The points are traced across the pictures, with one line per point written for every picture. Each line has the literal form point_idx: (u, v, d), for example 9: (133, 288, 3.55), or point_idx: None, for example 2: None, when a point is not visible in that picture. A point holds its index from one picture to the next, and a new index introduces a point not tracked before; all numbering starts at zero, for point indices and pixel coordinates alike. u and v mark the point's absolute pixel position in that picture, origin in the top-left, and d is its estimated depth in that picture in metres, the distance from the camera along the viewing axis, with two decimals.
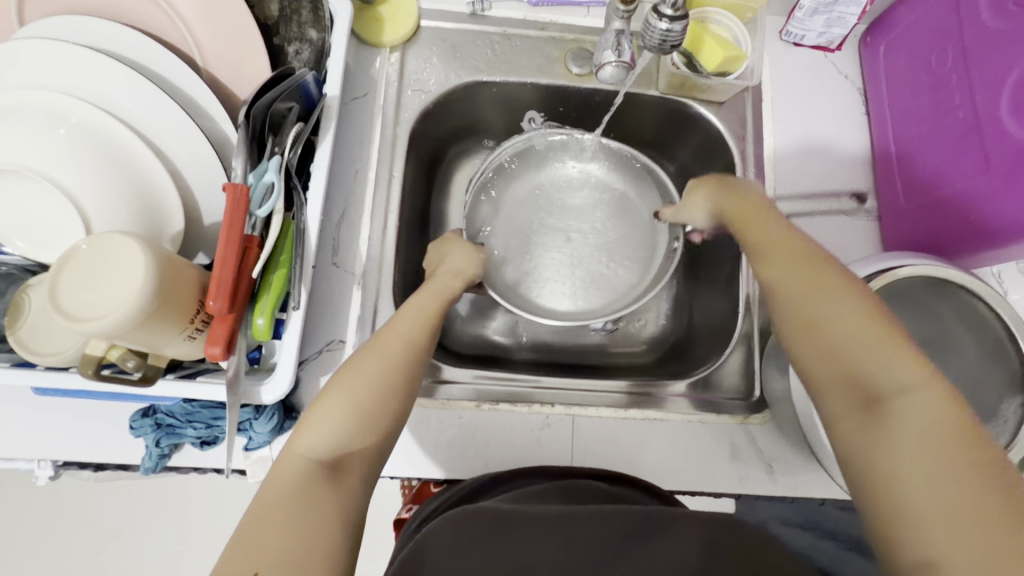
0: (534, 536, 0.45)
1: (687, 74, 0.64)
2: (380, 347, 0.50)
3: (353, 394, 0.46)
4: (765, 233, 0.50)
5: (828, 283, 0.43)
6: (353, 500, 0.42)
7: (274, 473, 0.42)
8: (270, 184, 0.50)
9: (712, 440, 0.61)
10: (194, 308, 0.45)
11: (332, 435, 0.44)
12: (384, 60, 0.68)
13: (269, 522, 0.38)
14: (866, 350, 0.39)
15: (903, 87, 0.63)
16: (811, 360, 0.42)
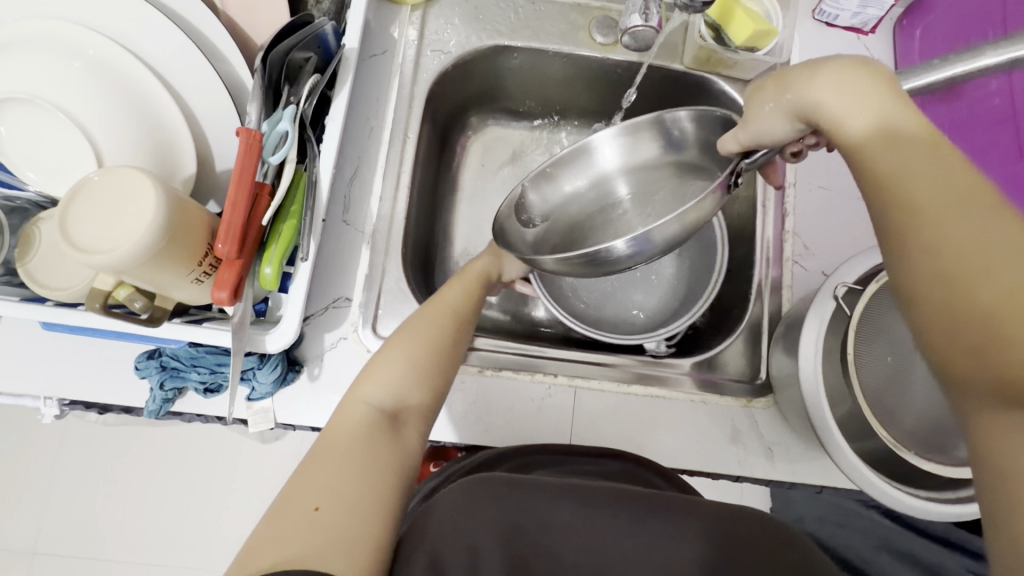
0: (549, 498, 0.45)
1: (715, 47, 0.62)
2: (435, 314, 0.51)
3: (410, 355, 0.48)
4: (901, 147, 0.33)
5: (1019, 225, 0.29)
6: (411, 452, 0.43)
7: (336, 419, 0.44)
8: (284, 132, 0.49)
9: (714, 422, 0.61)
10: (202, 250, 0.44)
11: (392, 388, 0.46)
12: (404, 19, 0.67)
13: (331, 463, 0.39)
14: None
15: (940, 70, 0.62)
16: (938, 317, 0.29)
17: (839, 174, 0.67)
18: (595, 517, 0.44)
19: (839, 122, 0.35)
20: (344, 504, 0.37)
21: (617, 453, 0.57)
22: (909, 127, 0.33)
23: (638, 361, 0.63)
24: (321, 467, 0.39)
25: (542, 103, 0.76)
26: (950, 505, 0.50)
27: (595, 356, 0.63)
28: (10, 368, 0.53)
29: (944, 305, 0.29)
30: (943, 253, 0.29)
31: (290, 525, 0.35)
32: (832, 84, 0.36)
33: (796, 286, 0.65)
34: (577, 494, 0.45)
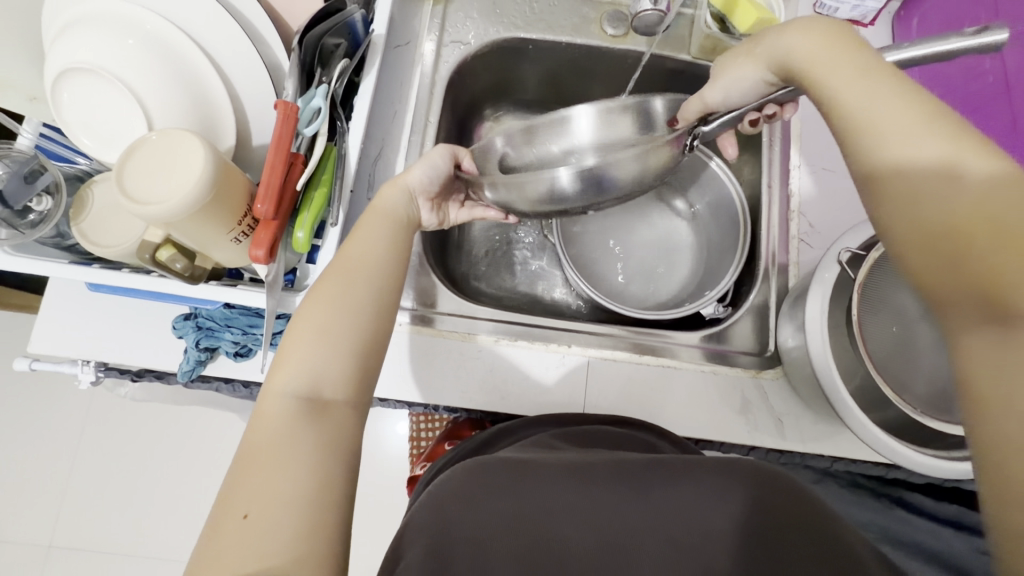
0: (547, 477, 0.45)
1: (720, 36, 0.66)
2: (337, 274, 0.47)
3: (313, 327, 0.44)
4: (863, 76, 0.38)
5: (1001, 204, 0.31)
6: (340, 429, 0.43)
7: (256, 419, 0.42)
8: (317, 108, 0.53)
9: (725, 393, 0.62)
10: (241, 211, 0.48)
11: (301, 371, 0.43)
12: (426, 13, 0.71)
13: (254, 463, 0.39)
14: (1007, 252, 0.30)
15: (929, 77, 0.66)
16: (943, 274, 0.32)
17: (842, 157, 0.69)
18: (593, 492, 0.44)
19: (807, 67, 0.41)
20: (271, 504, 0.38)
21: (628, 421, 0.59)
22: (878, 86, 0.37)
23: (631, 332, 0.65)
24: (249, 473, 0.39)
25: (555, 94, 0.80)
26: (957, 462, 0.51)
27: (606, 328, 0.66)
28: (53, 331, 0.56)
29: (928, 249, 0.33)
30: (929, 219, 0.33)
31: (224, 536, 0.36)
32: (802, 40, 0.42)
33: (802, 263, 0.67)
34: (574, 472, 0.45)
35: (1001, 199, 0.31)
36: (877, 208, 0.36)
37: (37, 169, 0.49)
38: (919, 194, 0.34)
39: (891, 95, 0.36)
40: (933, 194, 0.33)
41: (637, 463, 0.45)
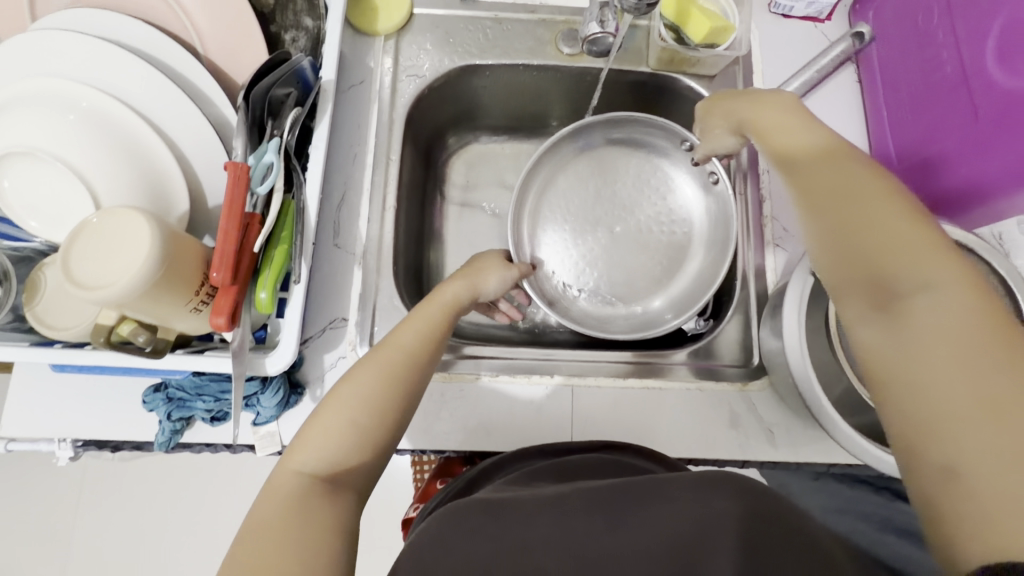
0: (531, 510, 0.44)
1: (676, 47, 0.65)
2: (379, 361, 0.50)
3: (347, 415, 0.47)
4: (785, 121, 0.48)
5: (890, 235, 0.39)
6: (349, 515, 0.44)
7: (268, 492, 0.44)
8: (269, 164, 0.52)
9: (713, 409, 0.61)
10: (198, 280, 0.46)
11: (322, 451, 0.45)
12: (379, 48, 0.69)
13: (261, 533, 0.40)
14: (902, 258, 0.38)
15: (894, 80, 0.63)
16: (856, 290, 0.40)
17: None
18: (574, 523, 0.42)
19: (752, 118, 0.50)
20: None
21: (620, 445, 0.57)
22: (797, 134, 0.47)
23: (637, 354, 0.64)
24: (255, 542, 0.40)
25: (518, 116, 0.80)
26: None
27: (590, 355, 0.65)
28: (21, 414, 0.55)
29: (839, 259, 0.41)
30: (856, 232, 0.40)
31: None
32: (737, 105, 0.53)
33: (780, 268, 0.66)
34: (554, 505, 0.44)
35: (893, 221, 0.39)
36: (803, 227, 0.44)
37: None
38: (833, 211, 0.41)
39: (808, 141, 0.46)
40: (852, 226, 0.40)
41: (612, 491, 0.43)
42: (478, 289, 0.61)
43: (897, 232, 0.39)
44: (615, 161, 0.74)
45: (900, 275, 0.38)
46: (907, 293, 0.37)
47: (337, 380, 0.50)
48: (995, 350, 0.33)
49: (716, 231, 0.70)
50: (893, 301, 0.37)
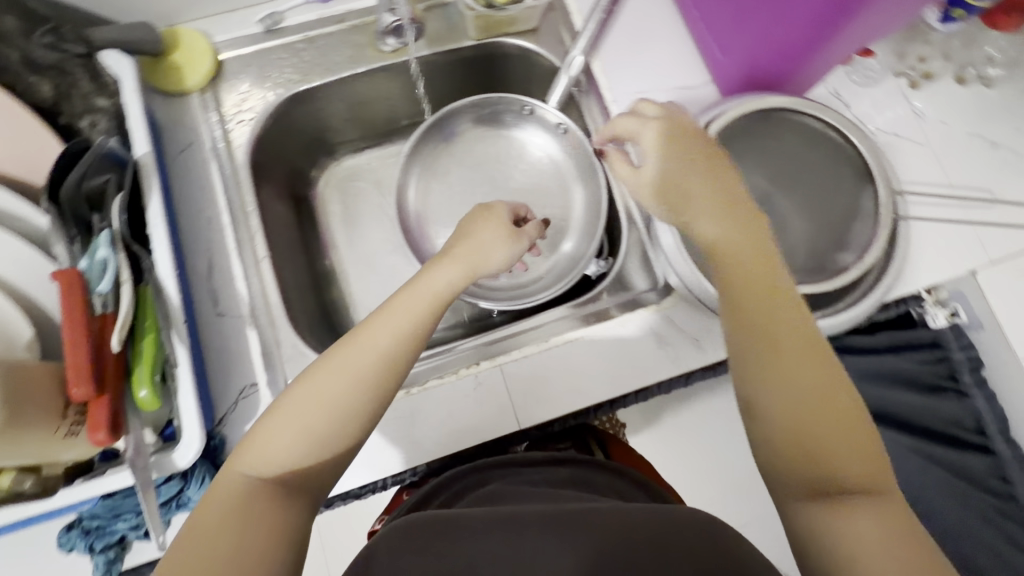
0: (475, 526, 0.39)
1: (486, 13, 0.65)
2: (347, 359, 0.43)
3: (308, 419, 0.41)
4: (729, 208, 0.44)
5: (812, 396, 0.40)
6: (299, 522, 0.40)
7: (210, 491, 0.40)
8: (105, 259, 0.49)
9: (638, 338, 0.62)
10: (61, 404, 0.43)
11: (275, 452, 0.41)
12: (196, 104, 0.66)
13: (203, 539, 0.37)
14: (828, 423, 0.39)
15: None
16: (783, 445, 0.40)
17: (654, 73, 0.69)
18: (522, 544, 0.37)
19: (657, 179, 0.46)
20: None
21: (575, 458, 0.58)
22: (716, 229, 0.43)
23: (555, 313, 0.66)
24: (193, 545, 0.37)
25: (371, 125, 0.79)
26: (843, 311, 0.54)
27: (518, 327, 0.66)
28: None
29: (785, 406, 0.40)
30: (784, 374, 0.40)
31: None
32: (691, 170, 0.45)
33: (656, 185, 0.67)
34: (502, 522, 0.39)
35: (817, 375, 0.40)
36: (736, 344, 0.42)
37: None
38: (772, 341, 0.41)
39: (745, 235, 0.43)
40: (781, 389, 0.40)
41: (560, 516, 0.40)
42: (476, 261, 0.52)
43: (819, 379, 0.40)
44: (478, 148, 0.74)
45: (828, 435, 0.39)
46: (839, 469, 0.39)
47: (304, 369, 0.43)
48: (914, 554, 0.35)
49: (585, 164, 0.71)
50: (822, 468, 0.39)
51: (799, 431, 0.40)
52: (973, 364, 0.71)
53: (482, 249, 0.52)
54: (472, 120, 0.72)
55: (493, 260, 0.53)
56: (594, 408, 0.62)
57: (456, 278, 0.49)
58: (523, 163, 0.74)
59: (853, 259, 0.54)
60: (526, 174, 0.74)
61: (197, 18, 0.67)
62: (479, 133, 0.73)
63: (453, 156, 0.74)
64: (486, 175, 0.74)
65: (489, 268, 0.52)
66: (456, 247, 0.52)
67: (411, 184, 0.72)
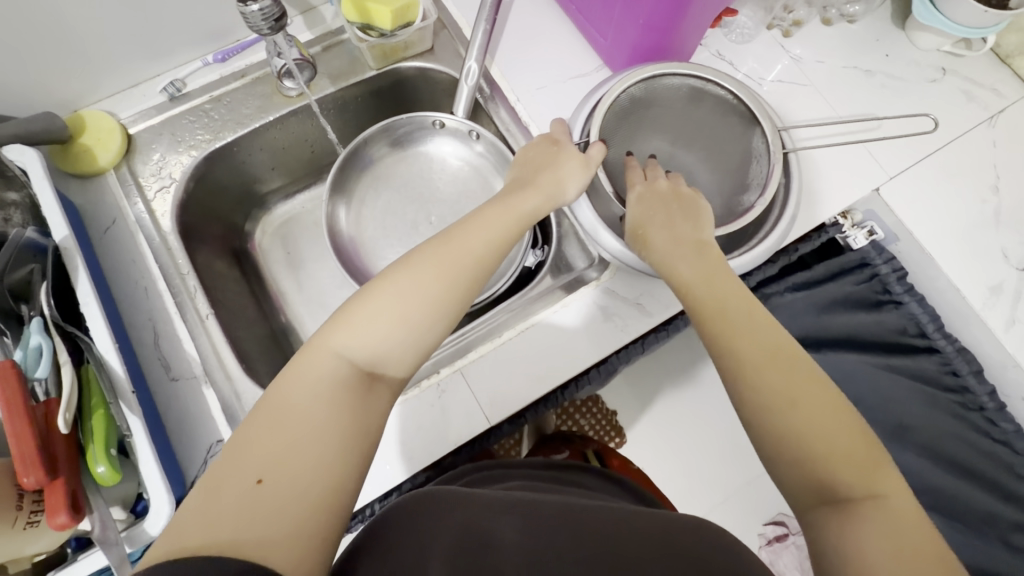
0: (491, 512, 0.45)
1: (378, 42, 0.69)
2: (436, 260, 0.48)
3: (395, 312, 0.45)
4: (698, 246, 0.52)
5: (798, 389, 0.41)
6: (375, 415, 0.43)
7: (303, 364, 0.43)
8: (39, 346, 0.49)
9: (585, 314, 0.65)
10: (15, 494, 0.43)
11: (366, 342, 0.44)
12: (114, 181, 0.67)
13: (291, 411, 0.40)
14: (823, 425, 0.40)
15: None
16: (790, 455, 0.40)
17: (548, 67, 0.72)
18: (533, 529, 0.43)
19: (642, 227, 0.55)
20: (289, 478, 0.37)
21: (575, 467, 0.64)
22: (687, 267, 0.51)
23: (506, 306, 0.70)
24: (271, 423, 0.40)
25: (298, 169, 0.81)
26: (759, 246, 0.58)
27: (476, 324, 0.69)
28: None
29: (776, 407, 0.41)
30: (770, 373, 0.42)
31: (230, 498, 0.36)
32: (656, 214, 0.55)
33: None
34: (517, 509, 0.45)
35: (805, 385, 0.41)
36: (733, 347, 0.44)
37: None
38: (769, 354, 0.43)
39: (716, 268, 0.50)
40: (767, 391, 0.41)
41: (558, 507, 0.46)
42: (555, 188, 0.56)
43: (800, 380, 0.42)
44: (398, 169, 0.77)
45: (825, 439, 0.39)
46: (847, 469, 0.39)
47: (390, 267, 0.48)
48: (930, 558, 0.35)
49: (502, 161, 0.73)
50: (828, 470, 0.39)
51: (799, 433, 0.40)
52: (898, 273, 0.74)
53: (561, 179, 0.56)
54: (388, 145, 0.75)
55: (567, 194, 0.57)
56: (562, 386, 0.66)
57: (535, 201, 0.55)
58: (446, 172, 0.77)
59: (755, 197, 0.58)
60: (451, 183, 0.76)
61: (100, 99, 0.69)
62: (396, 155, 0.76)
63: (377, 182, 0.76)
64: (414, 193, 0.76)
65: (568, 196, 0.57)
66: (535, 171, 0.58)
67: (346, 216, 0.74)
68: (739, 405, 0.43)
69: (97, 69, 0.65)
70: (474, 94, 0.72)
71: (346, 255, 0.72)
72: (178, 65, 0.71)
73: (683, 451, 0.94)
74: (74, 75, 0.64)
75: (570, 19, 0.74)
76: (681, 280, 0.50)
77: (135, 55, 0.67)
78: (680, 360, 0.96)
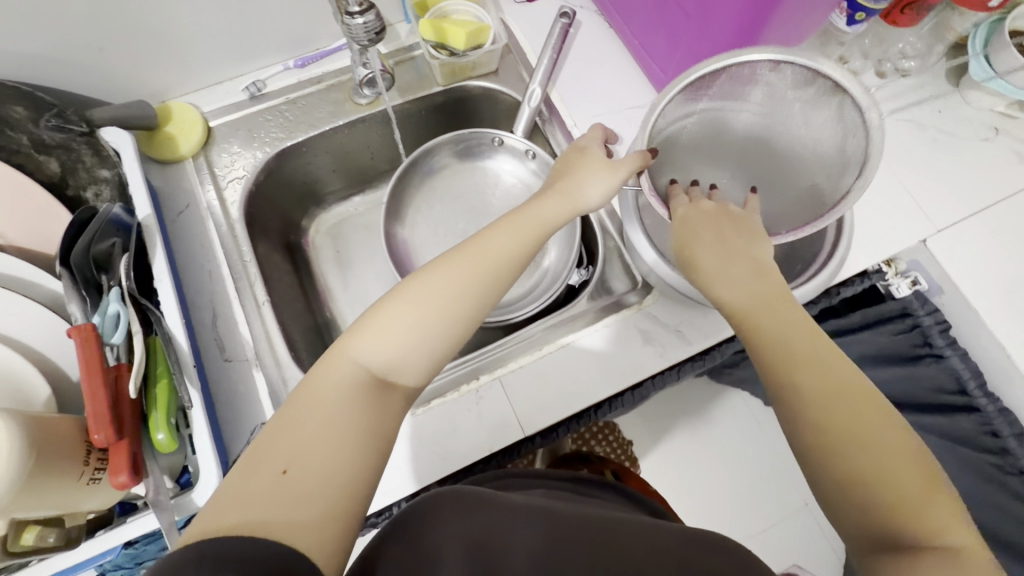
0: (514, 516, 0.44)
1: (449, 60, 0.73)
2: (463, 261, 0.48)
3: (414, 316, 0.45)
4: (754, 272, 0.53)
5: (863, 430, 0.42)
6: (389, 416, 0.44)
7: (326, 365, 0.44)
8: (117, 314, 0.52)
9: (625, 336, 0.66)
10: (83, 449, 0.45)
11: (388, 344, 0.44)
12: (191, 169, 0.71)
13: (316, 407, 0.41)
14: (883, 467, 0.40)
15: (631, 14, 0.73)
16: (841, 484, 0.41)
17: (606, 97, 0.75)
18: (557, 539, 0.43)
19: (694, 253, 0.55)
20: (317, 470, 0.39)
21: (585, 479, 0.64)
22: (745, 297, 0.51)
23: (542, 324, 0.71)
24: (301, 419, 0.41)
25: (356, 173, 0.84)
26: (805, 284, 0.59)
27: (513, 337, 0.70)
28: None
29: (837, 450, 0.42)
30: (830, 411, 0.43)
31: (262, 489, 0.37)
32: (708, 237, 0.55)
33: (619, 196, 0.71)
34: (541, 516, 0.45)
35: (868, 425, 0.42)
36: (795, 383, 0.45)
37: None
38: (829, 390, 0.44)
39: (772, 298, 0.51)
40: (828, 431, 0.42)
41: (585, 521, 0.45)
42: (577, 199, 0.56)
43: (864, 420, 0.42)
44: (455, 181, 0.80)
45: (885, 486, 0.40)
46: (903, 502, 0.39)
47: (417, 271, 0.48)
48: None
49: None
50: (886, 500, 0.39)
51: (858, 476, 0.41)
52: (941, 325, 0.73)
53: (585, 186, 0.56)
54: (451, 156, 0.79)
55: (594, 196, 0.55)
56: (594, 407, 0.67)
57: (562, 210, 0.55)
58: (501, 187, 0.80)
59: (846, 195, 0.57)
60: (505, 197, 0.79)
61: (187, 92, 0.74)
62: (456, 165, 0.79)
63: (436, 190, 0.79)
64: (468, 203, 0.80)
65: (592, 205, 0.55)
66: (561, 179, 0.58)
67: (399, 220, 0.77)
68: (798, 442, 0.44)
69: (190, 65, 0.71)
70: (533, 117, 0.76)
71: (396, 257, 0.74)
72: (261, 67, 0.76)
73: (699, 489, 0.93)
74: (170, 68, 0.69)
75: (631, 54, 0.77)
76: (730, 305, 0.52)
77: (226, 56, 0.72)
78: (706, 394, 0.96)
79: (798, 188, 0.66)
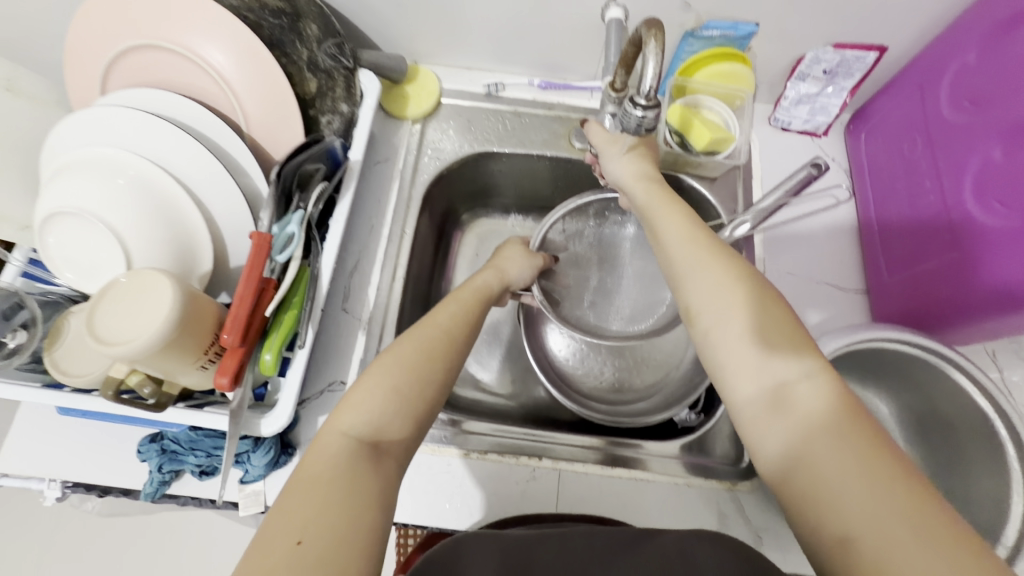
0: None
1: (679, 152, 0.70)
2: (417, 337, 0.48)
3: (388, 379, 0.44)
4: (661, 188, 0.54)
5: (733, 300, 0.43)
6: (387, 484, 0.40)
7: (310, 451, 0.41)
8: (291, 234, 0.55)
9: (702, 505, 0.60)
10: (209, 340, 0.49)
11: (371, 413, 0.42)
12: (405, 129, 0.76)
13: (315, 483, 0.38)
14: (761, 332, 0.42)
15: (886, 199, 0.66)
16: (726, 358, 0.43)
17: (805, 260, 0.70)
18: None
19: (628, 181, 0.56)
20: (328, 527, 0.35)
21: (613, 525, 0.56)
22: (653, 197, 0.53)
23: (610, 441, 0.64)
24: (301, 492, 0.37)
25: (531, 198, 0.85)
26: None
27: (588, 438, 0.65)
28: (25, 442, 0.56)
29: (708, 323, 0.44)
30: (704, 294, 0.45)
31: (276, 555, 0.33)
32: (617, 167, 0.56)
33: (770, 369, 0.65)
34: None
35: (734, 295, 0.44)
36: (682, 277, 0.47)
37: (15, 305, 0.51)
38: (699, 266, 0.46)
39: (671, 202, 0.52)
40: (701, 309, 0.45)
41: None
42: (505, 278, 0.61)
43: (737, 290, 0.44)
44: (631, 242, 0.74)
45: (755, 342, 0.41)
46: (782, 365, 0.40)
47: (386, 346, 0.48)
48: (854, 440, 0.36)
49: None
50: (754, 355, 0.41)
51: (729, 339, 0.43)
52: None
53: (506, 266, 0.62)
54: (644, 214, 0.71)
55: (517, 274, 0.62)
56: None
57: (493, 283, 0.59)
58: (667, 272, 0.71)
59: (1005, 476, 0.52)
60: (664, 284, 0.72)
61: (438, 63, 0.78)
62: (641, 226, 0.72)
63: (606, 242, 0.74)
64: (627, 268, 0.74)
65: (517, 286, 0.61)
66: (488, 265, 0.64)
67: None
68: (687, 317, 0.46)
69: (455, 46, 0.74)
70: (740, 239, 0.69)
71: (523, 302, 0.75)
72: (509, 73, 0.78)
73: None
74: (438, 42, 0.74)
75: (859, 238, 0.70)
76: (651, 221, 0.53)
77: (488, 52, 0.75)
78: None
79: (980, 477, 0.55)
